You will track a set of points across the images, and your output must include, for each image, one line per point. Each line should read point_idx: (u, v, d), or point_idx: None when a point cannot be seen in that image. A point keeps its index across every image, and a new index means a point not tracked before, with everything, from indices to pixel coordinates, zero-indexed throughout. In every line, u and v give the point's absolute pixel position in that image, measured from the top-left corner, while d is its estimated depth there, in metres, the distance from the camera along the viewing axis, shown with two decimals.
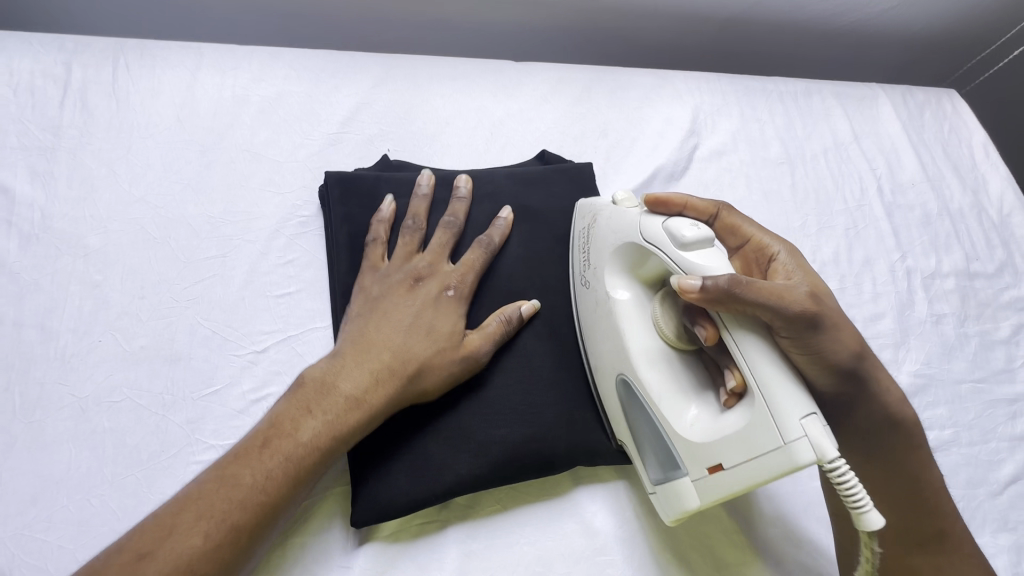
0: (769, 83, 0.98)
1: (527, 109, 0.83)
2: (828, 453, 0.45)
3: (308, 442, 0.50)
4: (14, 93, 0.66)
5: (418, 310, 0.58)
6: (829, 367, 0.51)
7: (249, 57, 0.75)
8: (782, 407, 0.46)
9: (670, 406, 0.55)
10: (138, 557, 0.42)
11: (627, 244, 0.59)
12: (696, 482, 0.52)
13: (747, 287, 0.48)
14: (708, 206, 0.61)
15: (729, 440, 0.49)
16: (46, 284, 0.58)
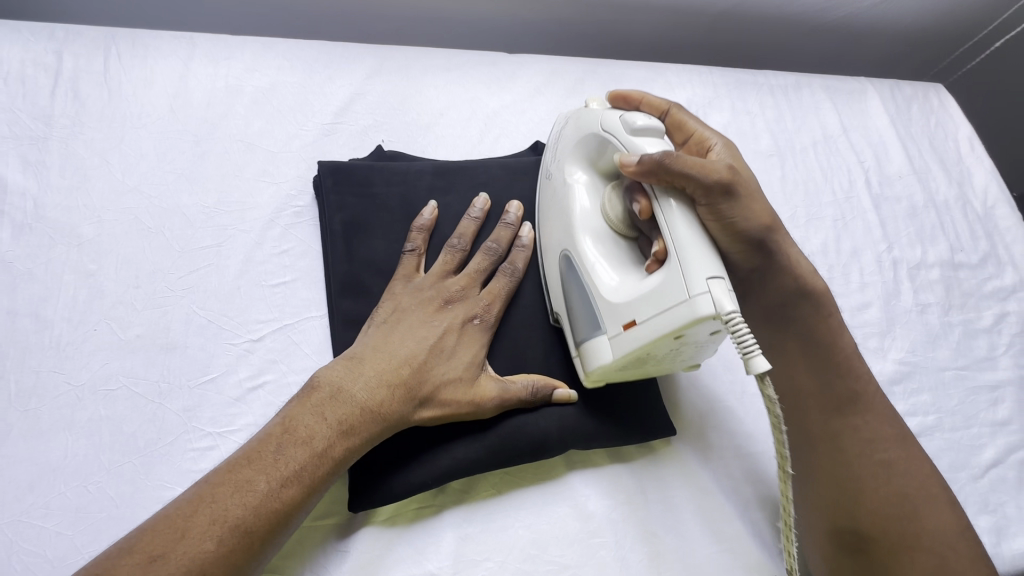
0: (760, 76, 0.99)
1: (520, 101, 0.83)
2: (726, 307, 0.49)
3: (324, 450, 0.49)
4: (4, 82, 0.65)
5: (442, 332, 0.58)
6: (741, 234, 0.58)
7: (241, 47, 0.75)
8: (694, 265, 0.51)
9: (598, 271, 0.59)
10: (149, 561, 0.41)
11: (587, 136, 0.64)
12: (611, 339, 0.56)
13: (674, 158, 0.54)
14: (660, 103, 0.66)
15: (645, 297, 0.53)
16: (40, 274, 0.58)
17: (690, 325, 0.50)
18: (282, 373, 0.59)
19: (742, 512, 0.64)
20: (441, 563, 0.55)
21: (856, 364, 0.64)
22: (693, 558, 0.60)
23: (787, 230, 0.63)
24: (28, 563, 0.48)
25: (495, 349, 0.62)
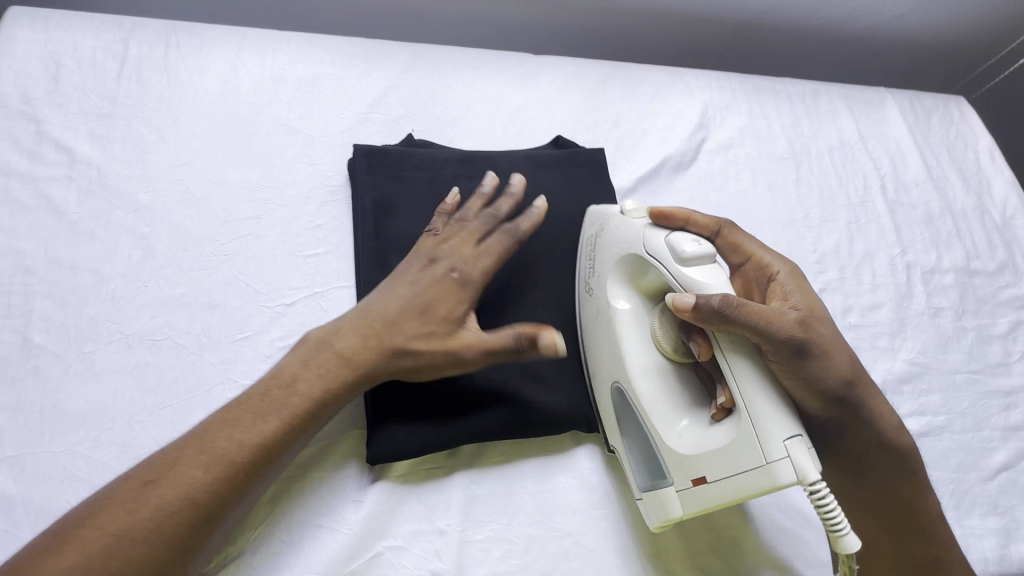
0: (778, 83, 1.02)
1: (543, 98, 0.88)
2: (809, 475, 0.46)
3: (307, 393, 0.53)
4: (77, 65, 0.73)
5: (419, 289, 0.59)
6: (816, 392, 0.53)
7: (287, 41, 0.81)
8: (768, 428, 0.48)
9: (660, 420, 0.56)
10: (142, 485, 0.46)
11: (630, 256, 0.61)
12: (682, 493, 0.54)
13: (739, 309, 0.49)
14: (710, 223, 0.64)
15: (714, 455, 0.51)
16: (100, 234, 0.64)
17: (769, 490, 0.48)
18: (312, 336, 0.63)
19: (746, 496, 0.65)
20: (448, 521, 0.58)
21: (913, 481, 0.62)
22: (691, 535, 0.62)
23: (866, 376, 0.58)
24: (77, 488, 0.52)
25: (509, 326, 0.65)
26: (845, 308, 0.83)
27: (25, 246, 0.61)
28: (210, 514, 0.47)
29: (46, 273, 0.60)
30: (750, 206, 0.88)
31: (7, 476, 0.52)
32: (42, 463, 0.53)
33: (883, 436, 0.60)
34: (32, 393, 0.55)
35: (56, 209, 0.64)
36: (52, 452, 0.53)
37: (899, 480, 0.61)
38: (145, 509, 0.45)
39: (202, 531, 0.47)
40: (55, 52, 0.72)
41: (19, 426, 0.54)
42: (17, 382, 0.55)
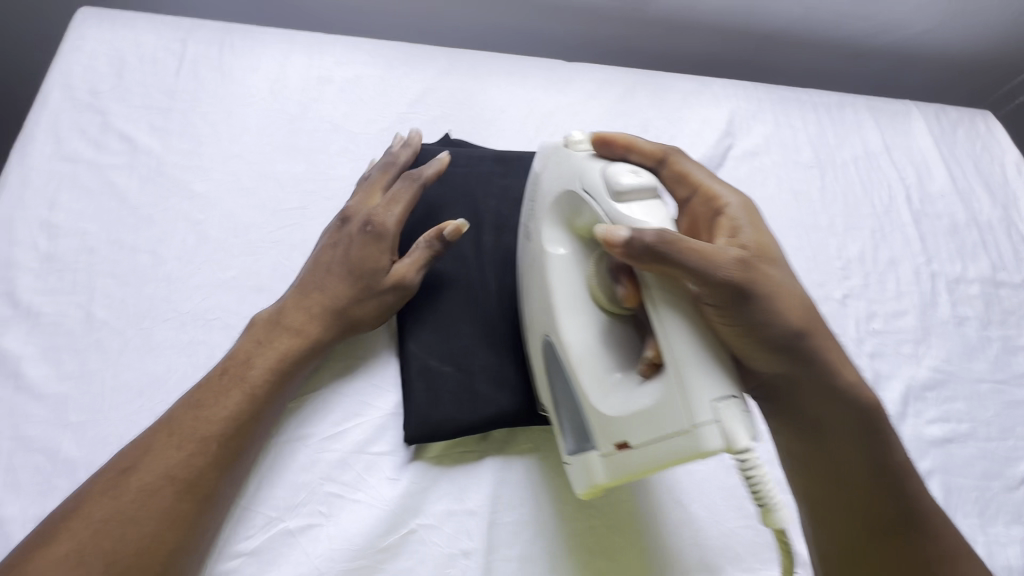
0: (804, 93, 1.04)
1: (574, 103, 0.91)
2: (738, 442, 0.45)
3: (261, 368, 0.56)
4: (140, 62, 0.77)
5: (340, 251, 0.63)
6: (754, 336, 0.51)
7: (333, 44, 0.86)
8: (699, 388, 0.45)
9: (590, 377, 0.53)
10: (119, 474, 0.48)
11: (568, 195, 0.58)
12: (605, 458, 0.51)
13: (675, 243, 0.47)
14: (655, 151, 0.61)
15: (639, 416, 0.48)
16: (159, 219, 0.67)
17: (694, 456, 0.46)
18: None
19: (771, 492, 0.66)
20: (478, 502, 0.60)
21: (880, 449, 0.57)
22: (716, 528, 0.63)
23: (817, 326, 0.55)
24: None
25: None
26: (869, 314, 0.84)
27: (90, 228, 0.65)
28: (197, 490, 0.49)
29: (109, 253, 0.64)
30: (776, 212, 0.90)
31: (70, 440, 0.55)
32: (103, 429, 0.56)
33: (840, 390, 0.57)
34: (95, 364, 0.59)
35: (119, 194, 0.68)
36: (112, 419, 0.57)
37: (855, 443, 0.57)
38: (129, 491, 0.47)
39: (190, 504, 0.49)
40: (121, 50, 0.77)
41: (82, 394, 0.57)
42: (81, 353, 0.59)
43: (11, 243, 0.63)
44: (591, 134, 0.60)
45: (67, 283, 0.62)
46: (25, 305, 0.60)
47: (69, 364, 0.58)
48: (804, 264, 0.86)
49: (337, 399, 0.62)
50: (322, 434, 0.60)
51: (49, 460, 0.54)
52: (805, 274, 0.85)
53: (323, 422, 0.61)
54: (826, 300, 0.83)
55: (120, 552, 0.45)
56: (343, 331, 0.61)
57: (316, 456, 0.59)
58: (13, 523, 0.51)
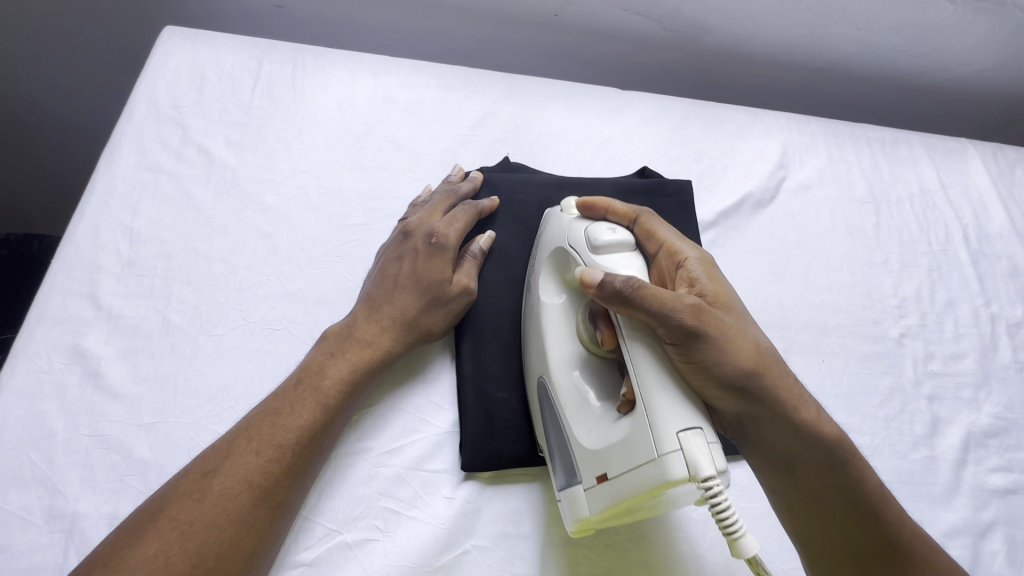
0: (858, 128, 1.03)
1: (629, 130, 0.92)
2: (702, 470, 0.43)
3: (335, 378, 0.57)
4: (219, 79, 0.81)
5: (406, 263, 0.65)
6: (728, 388, 0.51)
7: (398, 66, 0.88)
8: (663, 418, 0.46)
9: (575, 413, 0.55)
10: (202, 477, 0.49)
11: (557, 250, 0.63)
12: (588, 491, 0.52)
13: (637, 287, 0.50)
14: (626, 211, 0.63)
15: (616, 449, 0.49)
16: (232, 229, 0.70)
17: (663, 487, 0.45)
18: None
19: None
20: (530, 527, 0.60)
21: (865, 495, 0.55)
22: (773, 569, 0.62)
23: (778, 386, 0.54)
24: None
25: None
26: (927, 355, 0.82)
27: (168, 236, 0.68)
28: (273, 495, 0.50)
29: (185, 261, 0.67)
30: (830, 247, 0.89)
31: (143, 441, 0.57)
32: (174, 431, 0.58)
33: (822, 439, 0.55)
34: (168, 367, 0.61)
35: (197, 204, 0.71)
36: (182, 423, 0.58)
37: (821, 486, 0.55)
38: (213, 494, 0.48)
39: (266, 509, 0.50)
40: (202, 68, 0.81)
41: (156, 396, 0.59)
42: (157, 356, 0.61)
43: (96, 247, 0.66)
44: (577, 200, 0.65)
45: (146, 287, 0.64)
46: (107, 307, 0.62)
47: (144, 366, 0.60)
48: (859, 300, 0.85)
49: (394, 414, 0.63)
50: (382, 449, 0.61)
51: (123, 459, 0.56)
52: (860, 311, 0.84)
53: (382, 437, 0.62)
54: (882, 339, 0.82)
55: (204, 555, 0.45)
56: (412, 341, 0.63)
57: (375, 469, 0.60)
58: (87, 520, 0.53)
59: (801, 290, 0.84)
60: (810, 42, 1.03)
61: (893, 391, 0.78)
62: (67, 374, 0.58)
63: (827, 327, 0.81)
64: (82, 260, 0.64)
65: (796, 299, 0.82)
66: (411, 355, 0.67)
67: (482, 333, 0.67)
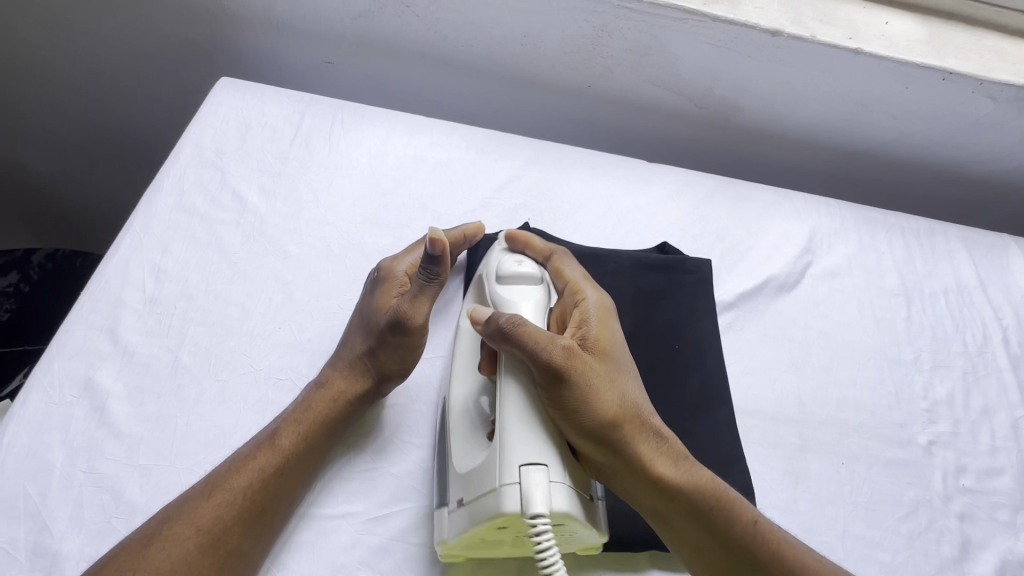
0: (891, 216, 1.00)
1: (652, 204, 0.92)
2: (532, 505, 0.47)
3: (292, 425, 0.58)
4: (262, 129, 0.86)
5: (359, 306, 0.67)
6: (589, 429, 0.52)
7: (432, 126, 0.91)
8: (512, 448, 0.50)
9: (454, 438, 0.58)
10: (160, 523, 0.50)
11: (476, 279, 0.68)
12: (449, 515, 0.54)
13: (510, 326, 0.55)
14: (545, 249, 0.67)
15: (473, 475, 0.52)
16: (252, 275, 0.72)
17: (499, 515, 0.49)
18: (408, 396, 0.67)
19: None
20: None
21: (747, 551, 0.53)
22: None
23: (644, 430, 0.55)
24: None
25: None
26: (959, 467, 0.76)
27: (191, 277, 0.71)
28: (221, 546, 0.50)
29: (204, 303, 0.69)
30: (855, 339, 0.85)
31: (135, 484, 0.57)
32: (166, 475, 0.58)
33: (685, 485, 0.54)
34: (171, 410, 0.61)
35: (224, 247, 0.74)
36: (176, 468, 0.58)
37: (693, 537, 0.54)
38: (161, 541, 0.49)
39: (216, 561, 0.50)
40: (248, 117, 0.86)
41: (155, 438, 0.60)
42: (162, 397, 0.62)
43: (124, 283, 0.69)
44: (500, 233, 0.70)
45: (163, 326, 0.66)
46: (123, 343, 0.65)
47: (149, 406, 0.61)
48: (885, 399, 0.80)
49: (384, 477, 0.62)
50: (367, 516, 0.59)
51: (112, 501, 0.56)
52: (886, 412, 0.79)
53: (369, 501, 0.60)
54: (909, 444, 0.77)
55: None
56: (367, 376, 0.62)
57: (358, 536, 0.58)
58: (69, 561, 0.52)
59: (822, 383, 0.80)
60: (844, 127, 1.03)
61: (919, 504, 0.72)
62: (75, 407, 0.60)
63: (849, 426, 0.77)
64: (109, 295, 0.67)
65: (816, 393, 0.79)
66: (404, 414, 0.66)
67: None
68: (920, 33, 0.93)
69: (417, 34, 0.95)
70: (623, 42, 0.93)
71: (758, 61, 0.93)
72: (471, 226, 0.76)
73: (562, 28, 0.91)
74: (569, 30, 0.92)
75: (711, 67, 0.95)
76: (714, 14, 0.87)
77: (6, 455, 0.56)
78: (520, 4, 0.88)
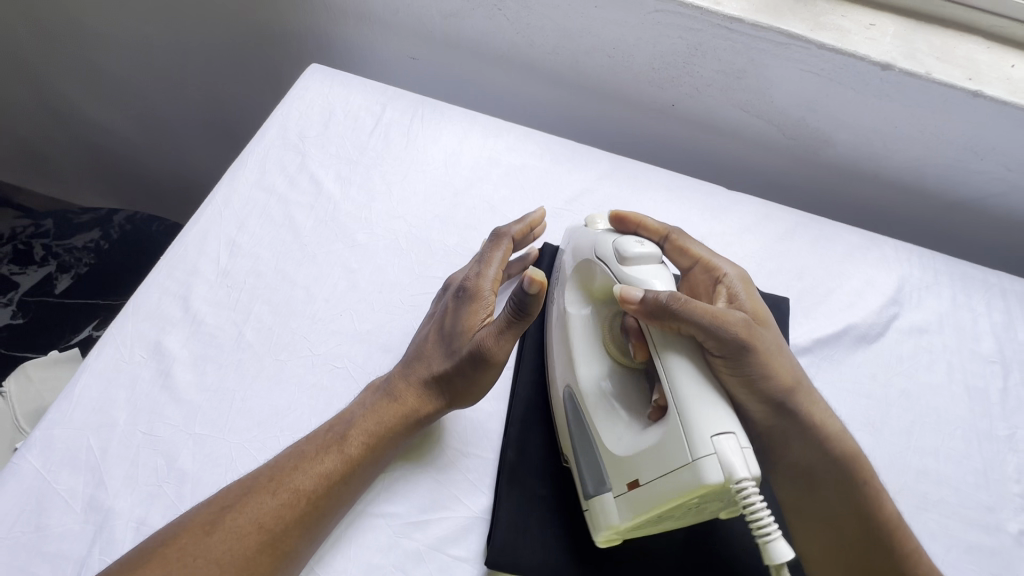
0: (994, 275, 0.90)
1: (728, 233, 0.87)
2: (736, 474, 0.46)
3: (361, 433, 0.57)
4: (345, 116, 0.87)
5: (439, 322, 0.65)
6: (753, 386, 0.58)
7: (509, 130, 0.90)
8: (695, 422, 0.48)
9: (601, 424, 0.57)
10: (220, 509, 0.50)
11: (583, 262, 0.65)
12: (618, 499, 0.54)
13: (685, 305, 0.53)
14: (659, 229, 0.70)
15: (648, 454, 0.51)
16: (320, 260, 0.73)
17: (697, 492, 0.47)
18: None
19: None
20: None
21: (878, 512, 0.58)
22: None
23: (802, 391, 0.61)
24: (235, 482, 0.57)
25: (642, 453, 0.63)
26: None
27: (263, 254, 0.72)
28: (278, 544, 0.50)
29: (272, 281, 0.70)
30: (939, 405, 0.78)
31: (188, 452, 0.58)
32: (218, 448, 0.58)
33: (827, 446, 0.60)
34: (230, 383, 0.62)
35: (297, 229, 0.75)
36: (228, 442, 0.59)
37: (794, 459, 0.61)
38: (223, 531, 0.49)
39: (270, 557, 0.50)
40: (333, 104, 0.88)
41: (211, 409, 0.60)
42: (222, 369, 0.63)
43: (200, 253, 0.70)
44: (607, 214, 0.70)
45: (232, 300, 0.68)
46: (193, 312, 0.66)
47: (210, 377, 0.62)
48: (971, 476, 0.73)
49: (428, 482, 0.60)
50: (407, 519, 0.58)
51: (165, 465, 0.57)
52: (971, 491, 0.71)
53: (410, 505, 0.58)
54: (996, 530, 0.69)
55: None
56: (443, 400, 0.61)
57: (395, 539, 0.56)
58: (119, 519, 0.53)
59: (899, 448, 0.73)
60: (947, 174, 0.95)
61: None
62: (143, 368, 0.62)
63: (927, 500, 0.70)
64: (185, 263, 0.69)
65: (892, 460, 0.72)
66: (454, 421, 0.64)
67: (532, 417, 0.65)
68: None
69: (504, 37, 0.95)
70: (716, 63, 0.89)
71: (861, 94, 0.87)
72: (532, 219, 0.74)
73: (654, 43, 0.89)
74: (662, 46, 0.89)
75: (807, 96, 0.90)
76: (820, 41, 0.82)
77: (76, 405, 0.58)
78: (615, 15, 0.86)
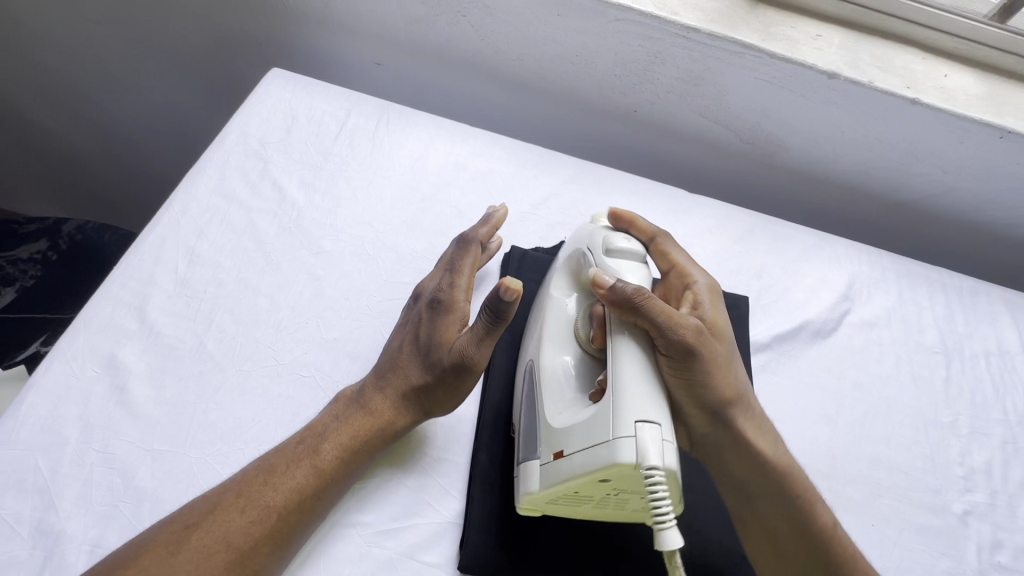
0: (934, 271, 0.96)
1: (690, 235, 0.90)
2: (648, 459, 0.47)
3: (335, 448, 0.56)
4: (308, 122, 0.85)
5: (414, 331, 0.64)
6: (696, 396, 0.60)
7: (475, 135, 0.91)
8: (626, 403, 0.50)
9: (548, 392, 0.58)
10: (183, 527, 0.48)
11: (574, 251, 0.67)
12: (543, 466, 0.54)
13: (646, 300, 0.55)
14: (648, 229, 0.72)
15: (580, 427, 0.52)
16: (284, 268, 0.71)
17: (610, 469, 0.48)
18: None
19: None
20: None
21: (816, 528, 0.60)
22: None
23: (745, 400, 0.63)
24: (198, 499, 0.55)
25: None
26: (996, 542, 0.71)
27: (224, 263, 0.70)
28: (245, 561, 0.49)
29: (234, 290, 0.68)
30: (889, 396, 0.82)
31: (146, 469, 0.55)
32: (178, 464, 0.56)
33: (767, 458, 0.62)
34: (191, 396, 0.60)
35: (259, 236, 0.73)
36: (189, 457, 0.57)
37: (733, 468, 0.63)
38: (185, 547, 0.47)
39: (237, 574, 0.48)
40: (295, 109, 0.86)
41: (171, 423, 0.58)
42: (182, 381, 0.61)
43: (156, 263, 0.68)
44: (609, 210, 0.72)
45: (192, 309, 0.66)
46: (150, 323, 0.64)
47: (169, 389, 0.60)
48: (918, 462, 0.77)
49: (399, 489, 0.59)
50: (379, 528, 0.57)
51: (122, 483, 0.54)
52: (920, 475, 0.76)
53: (382, 513, 0.58)
54: (943, 512, 0.73)
55: None
56: (420, 412, 0.61)
57: (366, 549, 0.56)
58: (70, 543, 0.51)
59: (853, 437, 0.77)
60: (891, 177, 1.01)
61: None
62: (95, 383, 0.59)
63: (880, 486, 0.73)
64: (141, 273, 0.67)
65: (847, 449, 0.76)
66: (425, 428, 0.64)
67: (504, 420, 0.65)
68: (979, 89, 0.92)
69: (468, 43, 0.95)
70: (675, 70, 0.92)
71: (811, 101, 0.91)
72: (495, 215, 0.75)
73: (615, 51, 0.91)
74: (623, 53, 0.91)
75: (761, 103, 0.94)
76: (771, 50, 0.86)
77: (21, 424, 0.55)
78: (577, 23, 0.88)
